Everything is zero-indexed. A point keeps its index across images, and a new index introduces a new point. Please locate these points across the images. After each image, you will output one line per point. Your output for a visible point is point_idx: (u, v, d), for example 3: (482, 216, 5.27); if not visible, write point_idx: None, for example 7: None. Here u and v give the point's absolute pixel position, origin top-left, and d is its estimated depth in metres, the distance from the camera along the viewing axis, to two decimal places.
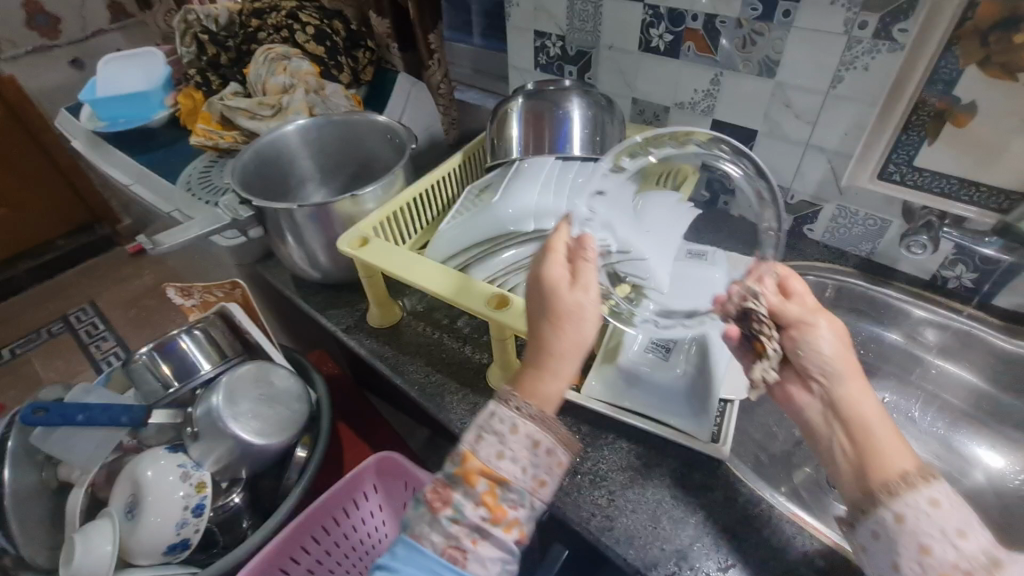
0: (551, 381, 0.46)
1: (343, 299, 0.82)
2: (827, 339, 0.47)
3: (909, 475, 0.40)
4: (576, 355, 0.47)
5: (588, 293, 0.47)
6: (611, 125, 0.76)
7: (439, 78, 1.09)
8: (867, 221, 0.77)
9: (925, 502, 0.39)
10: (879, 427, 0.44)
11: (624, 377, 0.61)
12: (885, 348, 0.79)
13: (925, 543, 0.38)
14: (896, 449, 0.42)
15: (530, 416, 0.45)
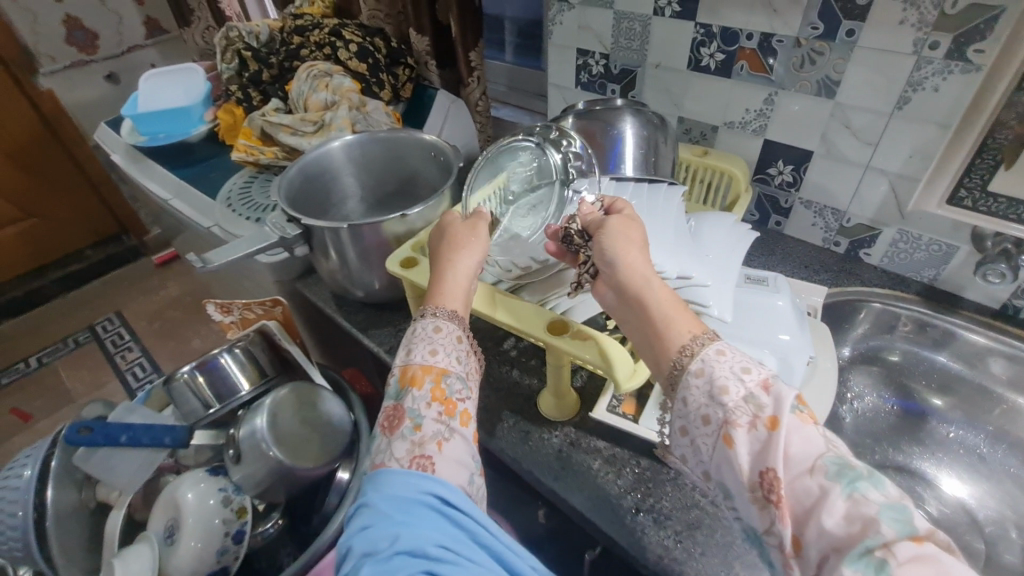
0: (453, 283, 0.55)
1: (386, 319, 0.80)
2: (621, 239, 0.52)
3: (693, 338, 0.45)
4: (470, 263, 0.58)
5: (481, 229, 0.60)
6: (665, 145, 0.74)
7: (478, 95, 1.12)
8: (931, 246, 0.74)
9: (715, 353, 0.43)
10: (644, 284, 0.49)
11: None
12: (950, 379, 0.76)
13: (706, 413, 0.42)
14: (676, 311, 0.47)
15: (446, 315, 0.53)
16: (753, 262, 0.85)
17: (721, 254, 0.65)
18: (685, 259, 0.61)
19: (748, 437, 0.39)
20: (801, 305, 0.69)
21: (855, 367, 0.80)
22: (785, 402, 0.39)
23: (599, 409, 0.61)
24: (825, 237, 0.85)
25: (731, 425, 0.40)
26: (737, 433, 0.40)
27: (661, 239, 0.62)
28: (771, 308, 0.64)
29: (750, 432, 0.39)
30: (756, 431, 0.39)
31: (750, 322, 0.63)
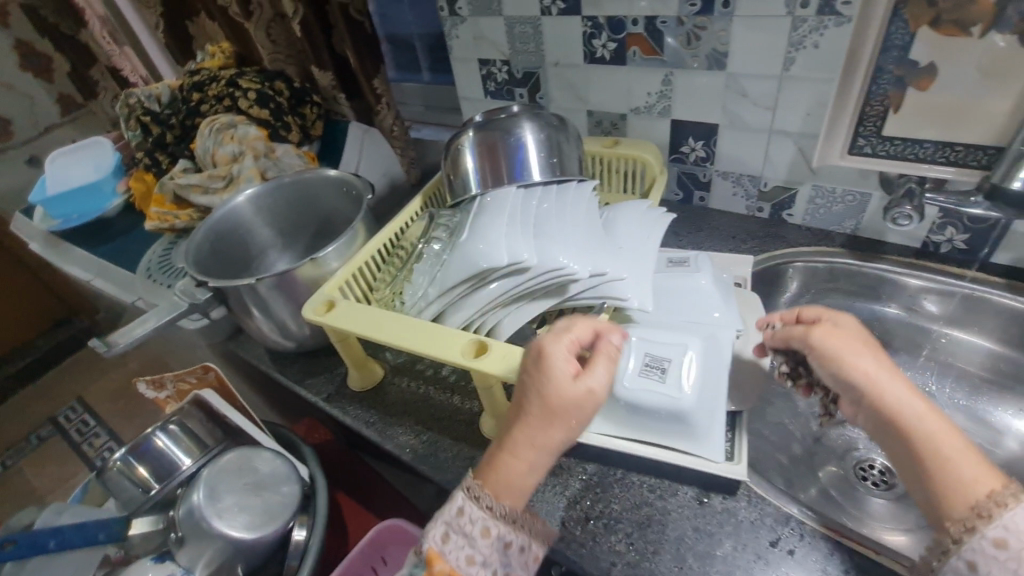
0: (520, 471, 0.46)
1: (322, 365, 0.78)
2: (845, 346, 0.47)
3: (990, 495, 0.37)
4: (552, 453, 0.47)
5: (598, 373, 0.48)
6: (568, 144, 0.74)
7: (392, 120, 1.08)
8: (846, 197, 0.75)
9: (988, 544, 0.35)
10: (915, 420, 0.42)
11: (621, 412, 0.56)
12: (889, 325, 0.76)
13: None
14: (955, 458, 0.39)
15: (501, 517, 0.45)
16: (683, 242, 0.85)
17: (634, 244, 0.65)
18: (595, 255, 0.60)
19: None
20: (727, 279, 0.69)
21: None
22: None
23: None
24: (748, 205, 0.85)
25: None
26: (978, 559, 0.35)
27: (570, 239, 0.61)
28: (692, 290, 0.64)
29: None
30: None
31: (672, 308, 0.63)
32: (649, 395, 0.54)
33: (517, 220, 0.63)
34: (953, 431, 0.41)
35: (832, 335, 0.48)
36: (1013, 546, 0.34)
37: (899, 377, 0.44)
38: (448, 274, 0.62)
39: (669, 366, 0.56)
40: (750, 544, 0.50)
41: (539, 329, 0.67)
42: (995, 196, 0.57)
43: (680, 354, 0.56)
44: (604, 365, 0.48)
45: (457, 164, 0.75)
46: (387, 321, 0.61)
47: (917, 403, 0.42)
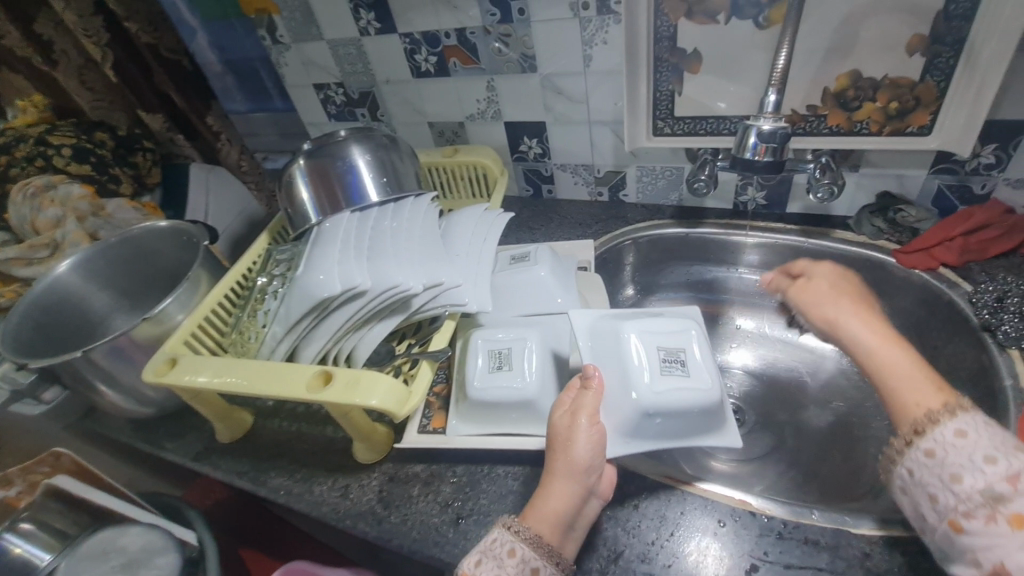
0: (550, 499, 0.46)
1: (189, 424, 0.74)
2: (819, 294, 0.54)
3: (944, 404, 0.41)
4: (577, 479, 0.47)
5: (585, 412, 0.50)
6: (401, 161, 0.75)
7: (238, 156, 1.09)
8: (665, 173, 0.82)
9: (951, 433, 0.39)
10: (901, 365, 0.44)
11: (648, 417, 0.53)
12: (721, 280, 0.84)
13: (932, 492, 0.39)
14: (909, 377, 0.43)
15: (528, 541, 0.44)
16: (537, 236, 0.89)
17: (471, 249, 0.68)
18: (431, 267, 0.63)
19: (978, 526, 0.36)
20: (568, 265, 0.74)
21: (647, 298, 0.87)
22: None
23: (411, 435, 0.62)
24: (590, 191, 0.91)
25: (961, 513, 0.37)
26: (954, 516, 0.37)
27: (404, 255, 0.63)
28: (531, 283, 0.68)
29: (987, 525, 0.35)
30: (994, 523, 0.35)
31: (511, 302, 0.68)
32: (684, 394, 0.53)
33: (352, 245, 0.64)
34: (887, 338, 0.46)
35: (820, 288, 0.54)
36: (972, 436, 0.39)
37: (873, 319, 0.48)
38: (291, 309, 0.62)
39: (686, 359, 0.56)
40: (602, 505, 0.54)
41: (399, 345, 0.69)
42: (735, 163, 0.58)
43: (690, 346, 0.58)
44: (591, 391, 0.51)
45: (293, 196, 0.74)
46: (234, 368, 0.60)
47: (878, 332, 0.47)
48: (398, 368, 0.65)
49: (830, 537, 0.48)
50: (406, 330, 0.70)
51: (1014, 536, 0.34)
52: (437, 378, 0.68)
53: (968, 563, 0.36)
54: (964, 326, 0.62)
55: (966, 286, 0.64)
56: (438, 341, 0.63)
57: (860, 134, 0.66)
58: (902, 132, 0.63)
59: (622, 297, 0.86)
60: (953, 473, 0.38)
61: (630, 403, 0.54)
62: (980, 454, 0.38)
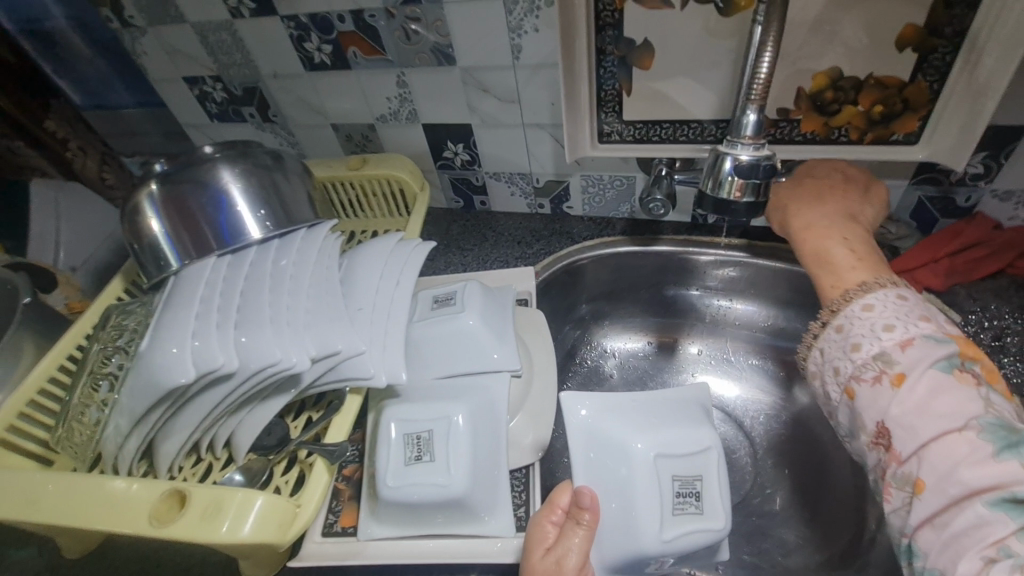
0: None
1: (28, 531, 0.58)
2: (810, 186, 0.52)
3: (866, 284, 0.44)
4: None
5: (574, 562, 0.37)
6: (289, 183, 0.60)
7: (98, 168, 0.87)
8: (614, 183, 0.70)
9: (859, 309, 0.43)
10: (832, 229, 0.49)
11: (644, 561, 0.46)
12: (679, 304, 0.74)
13: (856, 342, 0.42)
14: (844, 258, 0.46)
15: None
16: (468, 259, 0.76)
17: (379, 299, 0.54)
18: (325, 331, 0.49)
19: (868, 389, 0.40)
20: (503, 301, 0.62)
21: (598, 325, 0.76)
22: (924, 363, 0.38)
23: (310, 544, 0.49)
24: (529, 203, 0.78)
25: (855, 380, 0.41)
26: (860, 386, 0.41)
27: (286, 317, 0.48)
28: (456, 335, 0.55)
29: (875, 387, 0.40)
30: (880, 385, 0.39)
31: (431, 360, 0.55)
32: (691, 540, 0.45)
33: (216, 304, 0.49)
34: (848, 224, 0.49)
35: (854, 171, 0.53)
36: (876, 308, 0.42)
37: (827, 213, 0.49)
38: (134, 398, 0.46)
39: (701, 489, 0.48)
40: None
41: (295, 422, 0.55)
42: (705, 202, 0.48)
43: (710, 470, 0.48)
44: (582, 533, 0.37)
45: (144, 236, 0.57)
46: (50, 486, 0.44)
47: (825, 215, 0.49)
48: (293, 456, 0.52)
49: None
50: (304, 400, 0.56)
51: (892, 394, 0.38)
52: (348, 458, 0.55)
53: (863, 438, 0.41)
54: None
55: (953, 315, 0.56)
56: (338, 429, 0.50)
57: (838, 142, 0.55)
58: (886, 140, 0.54)
59: (569, 327, 0.74)
60: (835, 366, 0.44)
61: (628, 544, 0.46)
62: (917, 315, 0.41)
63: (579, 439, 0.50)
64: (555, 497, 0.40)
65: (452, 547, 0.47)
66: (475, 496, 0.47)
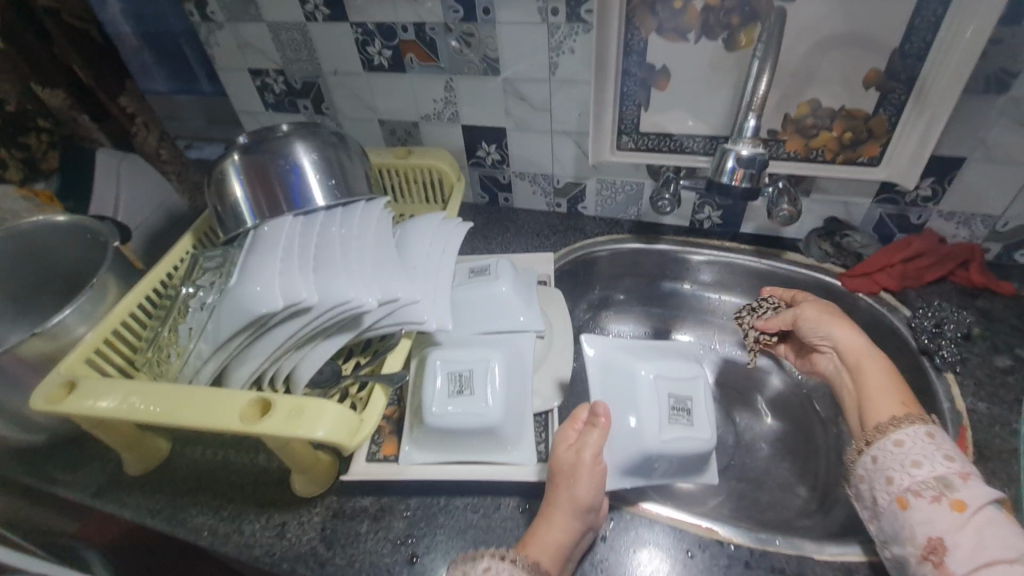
0: (548, 530, 0.47)
1: (88, 452, 0.64)
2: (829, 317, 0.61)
3: (897, 418, 0.50)
4: (576, 515, 0.48)
5: (591, 450, 0.50)
6: (351, 162, 0.69)
7: (157, 143, 0.95)
8: (625, 188, 0.81)
9: (891, 445, 0.49)
10: (867, 361, 0.56)
11: (648, 461, 0.55)
12: (674, 298, 0.85)
13: (889, 474, 0.48)
14: (881, 390, 0.53)
15: (527, 568, 0.45)
16: (492, 245, 0.85)
17: (429, 262, 0.64)
18: (386, 281, 0.58)
19: (926, 506, 0.44)
20: (529, 280, 0.71)
21: (603, 313, 0.86)
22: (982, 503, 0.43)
23: (357, 465, 0.56)
24: (548, 202, 0.88)
25: (909, 492, 0.46)
26: (916, 500, 0.45)
27: (355, 267, 0.57)
28: (493, 297, 0.65)
29: (934, 505, 0.44)
30: (940, 505, 0.44)
31: (468, 317, 0.66)
32: (686, 442, 0.55)
33: (296, 252, 0.57)
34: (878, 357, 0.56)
35: (823, 309, 0.62)
36: (907, 444, 0.48)
37: (855, 338, 0.58)
38: (220, 325, 0.54)
39: (692, 406, 0.58)
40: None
41: (345, 364, 0.63)
42: (711, 186, 0.58)
43: (698, 391, 0.60)
44: (598, 430, 0.51)
45: (225, 195, 0.65)
46: (147, 396, 0.52)
47: (853, 340, 0.58)
48: (345, 391, 0.60)
49: (794, 563, 0.48)
50: (353, 347, 0.65)
51: (950, 516, 0.43)
52: (389, 400, 0.63)
53: (906, 541, 0.44)
54: (903, 349, 0.65)
55: (905, 310, 0.67)
56: (390, 364, 0.59)
57: (815, 160, 0.68)
58: (854, 161, 0.66)
59: (577, 311, 0.84)
60: (888, 475, 0.48)
61: (635, 445, 0.56)
62: (942, 453, 0.47)
63: (595, 369, 0.63)
64: (577, 412, 0.54)
65: (483, 470, 0.55)
66: (505, 426, 0.56)
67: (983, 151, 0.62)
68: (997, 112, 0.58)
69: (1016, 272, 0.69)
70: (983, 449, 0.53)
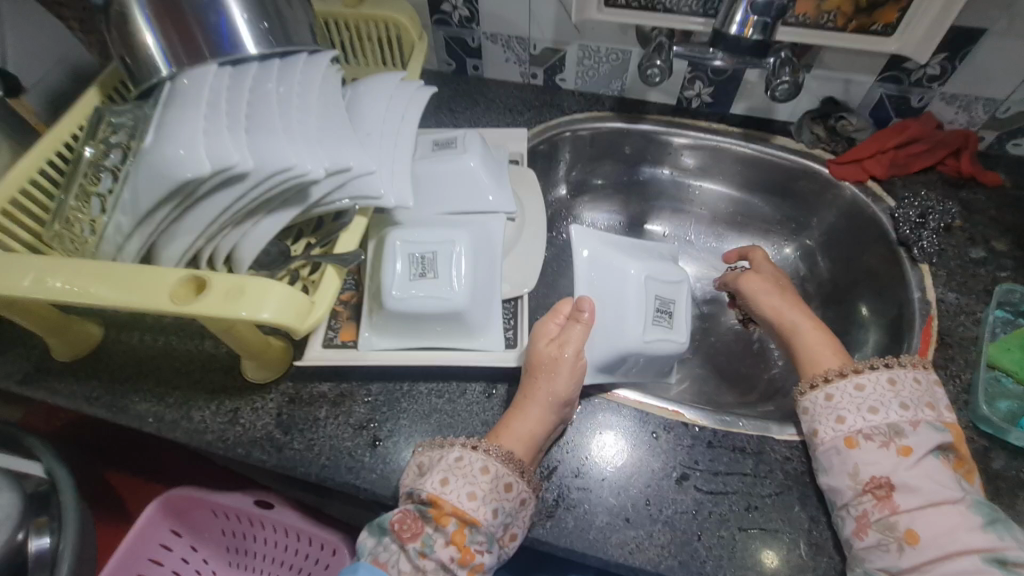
0: (522, 422, 0.46)
1: (7, 337, 0.57)
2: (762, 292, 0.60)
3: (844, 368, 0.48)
4: (553, 408, 0.47)
5: (571, 349, 0.49)
6: (288, 4, 0.56)
7: None
8: (611, 56, 0.72)
9: (851, 386, 0.47)
10: (800, 330, 0.54)
11: (624, 358, 0.54)
12: (654, 185, 0.80)
13: (841, 415, 0.46)
14: (822, 347, 0.51)
15: (501, 458, 0.44)
16: (459, 120, 0.76)
17: (384, 128, 0.56)
18: (334, 147, 0.50)
19: (874, 449, 0.44)
20: (500, 158, 0.65)
21: (577, 200, 0.81)
22: (930, 445, 0.43)
23: (314, 350, 0.53)
24: (522, 72, 0.78)
25: (861, 435, 0.44)
26: (866, 441, 0.44)
27: (298, 129, 0.49)
28: (461, 173, 0.60)
29: (881, 449, 0.44)
30: (888, 450, 0.43)
31: (434, 196, 0.60)
32: (663, 345, 0.56)
33: (224, 109, 0.48)
34: (816, 327, 0.54)
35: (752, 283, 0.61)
36: (867, 389, 0.46)
37: (797, 311, 0.56)
38: (137, 193, 0.46)
39: (673, 310, 0.58)
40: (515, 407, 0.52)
41: (295, 245, 0.57)
42: (718, 41, 0.52)
43: (682, 296, 0.60)
44: (581, 326, 0.50)
45: (129, 36, 0.53)
46: (58, 273, 0.45)
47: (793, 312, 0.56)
48: (295, 273, 0.54)
49: (755, 443, 0.49)
50: (304, 227, 0.58)
51: (894, 458, 0.43)
52: (345, 285, 0.58)
53: (846, 478, 0.44)
54: (881, 240, 0.63)
55: (889, 201, 0.64)
56: (345, 243, 0.53)
57: (824, 27, 0.60)
58: (867, 30, 0.59)
59: (549, 198, 0.78)
60: (841, 415, 0.46)
61: (617, 343, 0.54)
62: (898, 401, 0.45)
63: (582, 265, 0.59)
64: (557, 305, 0.52)
65: (449, 357, 0.52)
66: (472, 312, 0.52)
67: (1006, 22, 0.56)
68: None
69: (1005, 163, 0.67)
70: (945, 337, 0.54)
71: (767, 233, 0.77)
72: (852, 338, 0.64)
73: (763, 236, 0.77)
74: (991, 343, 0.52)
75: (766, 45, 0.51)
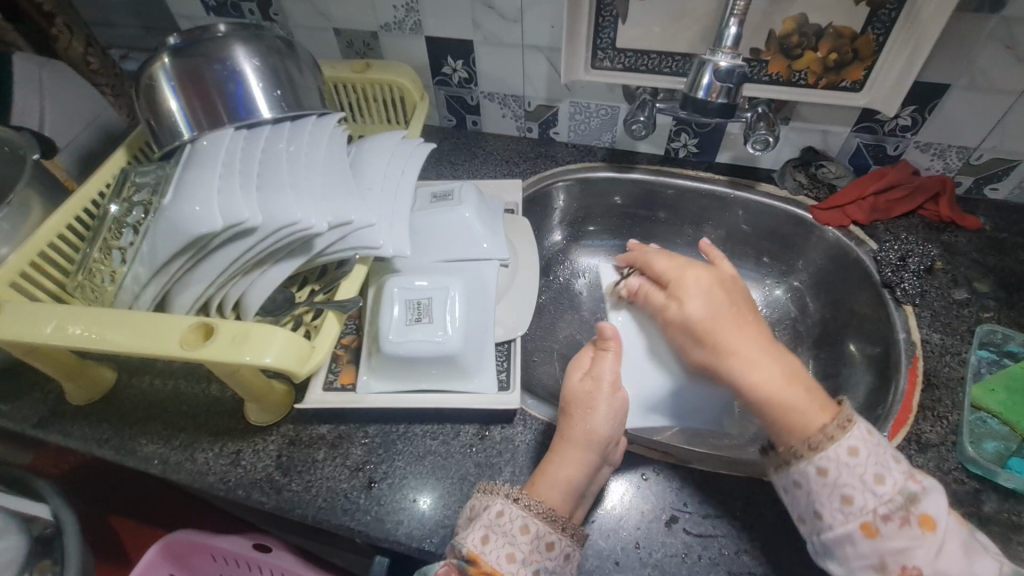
0: (559, 466, 0.47)
1: (27, 380, 0.60)
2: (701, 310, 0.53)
3: (825, 429, 0.44)
4: (591, 447, 0.48)
5: (604, 386, 0.51)
6: (299, 72, 0.62)
7: (83, 50, 0.79)
8: (600, 111, 0.76)
9: (844, 452, 0.42)
10: (779, 392, 0.46)
11: (664, 403, 0.60)
12: (646, 229, 0.83)
13: (848, 493, 0.41)
14: (795, 400, 0.46)
15: (542, 515, 0.44)
16: (458, 171, 0.81)
17: (385, 183, 0.60)
18: (337, 203, 0.54)
19: (893, 531, 0.40)
20: (495, 207, 0.69)
21: (572, 244, 0.84)
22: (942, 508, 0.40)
23: (314, 393, 0.55)
24: (518, 126, 0.83)
25: (878, 518, 0.40)
26: (885, 526, 0.40)
27: (304, 186, 0.53)
28: (457, 223, 0.63)
29: (902, 528, 0.40)
30: (909, 527, 0.40)
31: (432, 245, 0.63)
32: (699, 385, 0.60)
33: (237, 169, 0.52)
34: (789, 381, 0.47)
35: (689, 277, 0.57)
36: (862, 454, 0.42)
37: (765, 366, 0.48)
38: (156, 247, 0.50)
39: None
40: (507, 450, 0.53)
41: (299, 292, 0.60)
42: (686, 103, 0.57)
43: None
44: (610, 354, 0.52)
45: (155, 104, 0.59)
46: (77, 321, 0.48)
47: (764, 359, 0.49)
48: (299, 319, 0.57)
49: (744, 485, 0.50)
50: (308, 276, 0.61)
51: (924, 539, 0.39)
52: (346, 329, 0.61)
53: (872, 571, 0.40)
54: (866, 282, 0.65)
55: (872, 244, 0.66)
56: (344, 291, 0.57)
57: (796, 84, 0.64)
58: (837, 86, 0.63)
59: (544, 243, 0.82)
60: (847, 493, 0.41)
61: (648, 389, 0.60)
62: (890, 458, 0.42)
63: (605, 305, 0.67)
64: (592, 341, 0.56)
65: (445, 400, 0.54)
66: (465, 355, 0.55)
67: (969, 77, 0.59)
68: (989, 33, 0.55)
69: (984, 207, 0.69)
70: (930, 377, 0.55)
71: (757, 274, 0.79)
72: (843, 378, 0.65)
73: (754, 278, 0.79)
74: (975, 385, 0.54)
75: (732, 105, 0.56)
